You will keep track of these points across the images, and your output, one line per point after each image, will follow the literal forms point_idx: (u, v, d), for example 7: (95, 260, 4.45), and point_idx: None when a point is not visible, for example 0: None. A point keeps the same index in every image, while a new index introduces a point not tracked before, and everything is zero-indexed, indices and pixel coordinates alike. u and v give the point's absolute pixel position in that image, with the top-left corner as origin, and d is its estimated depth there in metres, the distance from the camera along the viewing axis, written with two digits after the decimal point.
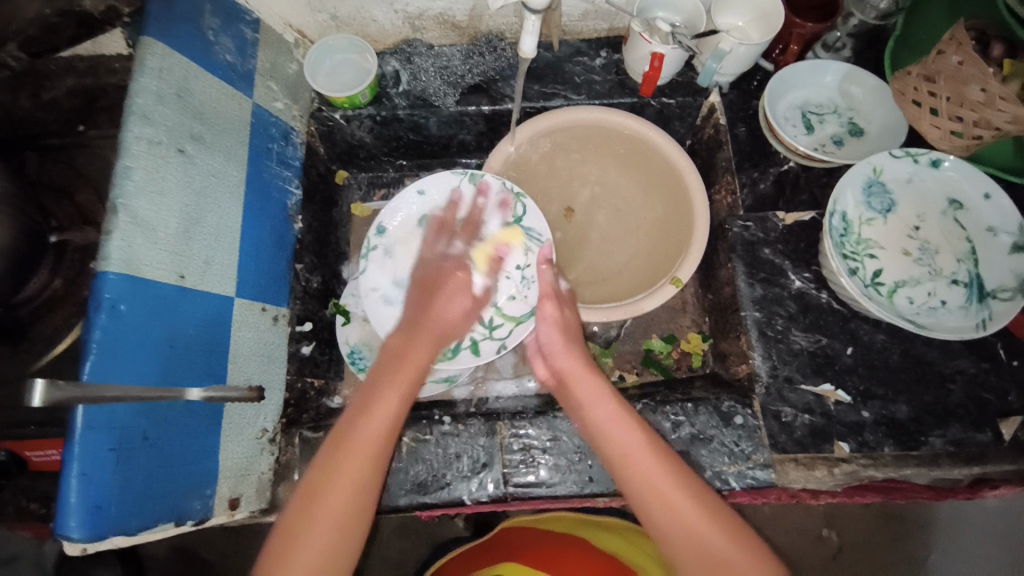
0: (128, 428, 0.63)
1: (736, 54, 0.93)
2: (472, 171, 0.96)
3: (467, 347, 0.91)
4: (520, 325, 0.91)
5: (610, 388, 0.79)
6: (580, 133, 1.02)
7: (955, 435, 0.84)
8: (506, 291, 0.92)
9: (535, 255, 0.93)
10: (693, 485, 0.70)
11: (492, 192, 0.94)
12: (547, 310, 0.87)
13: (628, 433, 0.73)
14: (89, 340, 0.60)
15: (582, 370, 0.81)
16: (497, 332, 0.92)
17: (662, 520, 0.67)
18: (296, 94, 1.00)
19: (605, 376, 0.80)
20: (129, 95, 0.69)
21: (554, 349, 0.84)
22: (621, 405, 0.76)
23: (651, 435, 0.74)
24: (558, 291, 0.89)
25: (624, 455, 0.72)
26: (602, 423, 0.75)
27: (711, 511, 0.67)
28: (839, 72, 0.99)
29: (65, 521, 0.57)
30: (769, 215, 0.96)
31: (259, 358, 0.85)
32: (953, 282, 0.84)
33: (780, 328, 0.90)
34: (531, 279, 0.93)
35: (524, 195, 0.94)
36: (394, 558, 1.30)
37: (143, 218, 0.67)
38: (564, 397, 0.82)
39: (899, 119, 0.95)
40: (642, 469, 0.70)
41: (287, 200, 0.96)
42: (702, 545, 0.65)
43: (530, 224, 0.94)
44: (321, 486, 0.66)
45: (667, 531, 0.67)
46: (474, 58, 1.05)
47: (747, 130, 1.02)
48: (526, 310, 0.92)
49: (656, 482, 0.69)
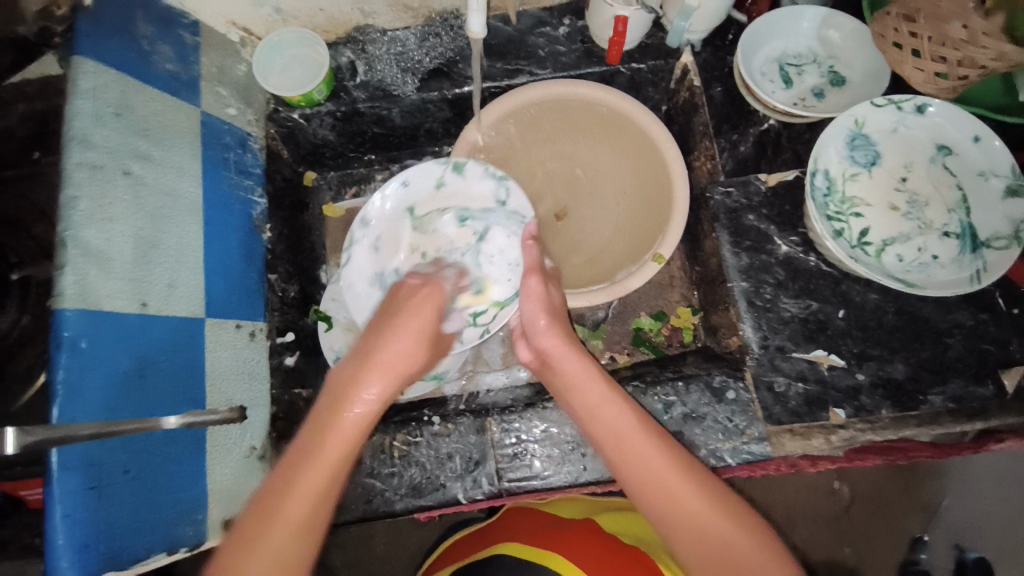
0: (106, 466, 0.62)
1: (706, 8, 0.87)
2: (455, 160, 0.89)
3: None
4: (504, 309, 0.88)
5: (599, 368, 0.78)
6: (565, 109, 0.98)
7: (955, 391, 0.82)
8: (489, 279, 0.88)
9: (518, 238, 0.89)
10: (687, 460, 0.68)
11: (474, 176, 0.89)
12: (530, 284, 0.81)
13: (616, 413, 0.72)
14: (54, 381, 0.59)
15: (564, 347, 0.79)
16: (481, 319, 0.88)
17: (654, 502, 0.65)
18: (250, 98, 0.96)
19: (590, 354, 0.79)
20: (65, 120, 0.67)
21: (535, 326, 0.80)
22: (610, 384, 0.75)
23: (642, 414, 0.73)
24: (543, 266, 0.85)
25: (616, 435, 0.71)
26: (591, 404, 0.74)
27: (704, 487, 0.66)
28: (815, 17, 0.93)
29: (55, 561, 0.58)
30: (751, 178, 0.92)
31: (239, 376, 0.84)
32: (945, 235, 0.80)
33: (769, 296, 0.87)
34: (512, 263, 0.88)
35: (507, 177, 0.89)
36: (411, 545, 1.32)
37: (94, 248, 0.65)
38: (548, 379, 0.81)
39: (881, 63, 0.90)
40: (633, 446, 0.69)
41: (251, 210, 0.93)
42: (697, 520, 0.63)
43: (513, 207, 0.89)
44: (269, 513, 0.60)
45: (658, 507, 0.65)
46: (430, 40, 0.99)
47: (723, 90, 0.96)
48: (509, 293, 0.88)
49: (644, 459, 0.67)
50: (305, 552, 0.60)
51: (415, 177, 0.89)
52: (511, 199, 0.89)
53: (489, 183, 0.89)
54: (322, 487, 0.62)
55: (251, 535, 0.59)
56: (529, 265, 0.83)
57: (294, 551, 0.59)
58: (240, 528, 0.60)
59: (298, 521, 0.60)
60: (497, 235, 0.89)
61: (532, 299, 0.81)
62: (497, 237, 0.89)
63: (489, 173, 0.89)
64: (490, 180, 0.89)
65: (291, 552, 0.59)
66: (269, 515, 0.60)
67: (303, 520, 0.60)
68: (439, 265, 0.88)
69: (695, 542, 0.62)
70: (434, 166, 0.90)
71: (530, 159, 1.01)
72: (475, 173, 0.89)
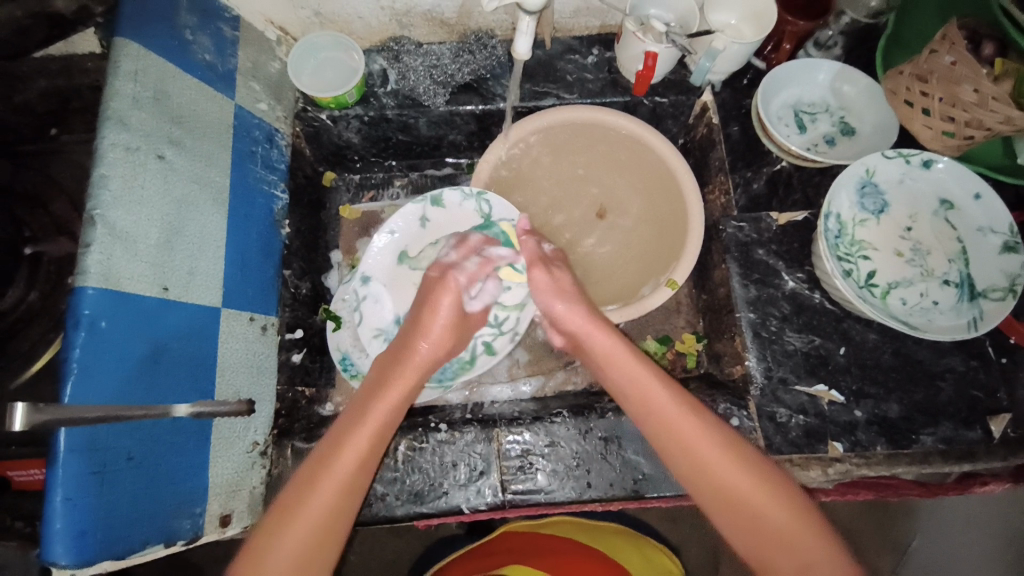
0: (111, 451, 0.60)
1: (730, 53, 0.92)
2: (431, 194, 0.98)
3: (483, 351, 0.94)
4: (523, 311, 0.94)
5: (633, 348, 0.83)
6: (568, 137, 1.02)
7: (945, 433, 0.85)
8: (501, 284, 0.94)
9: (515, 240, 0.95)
10: (726, 440, 0.74)
11: (456, 202, 0.97)
12: (537, 276, 0.86)
13: (656, 393, 0.78)
14: (68, 359, 0.58)
15: (594, 329, 0.83)
16: (506, 326, 0.94)
17: (696, 481, 0.73)
18: (280, 94, 0.97)
19: (624, 335, 0.84)
20: (104, 100, 0.66)
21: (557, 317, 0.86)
22: (643, 361, 0.81)
23: (680, 393, 0.78)
24: (544, 255, 0.88)
25: (660, 416, 0.76)
26: (625, 382, 0.80)
27: (756, 471, 0.71)
28: (831, 70, 0.99)
29: (52, 547, 0.56)
30: (763, 215, 0.96)
31: (249, 369, 0.83)
32: (944, 282, 0.85)
33: (774, 329, 0.91)
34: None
35: (485, 192, 0.96)
36: (388, 556, 1.29)
37: (121, 229, 0.64)
38: (583, 356, 0.87)
39: (889, 118, 0.95)
40: (675, 424, 0.75)
41: (273, 204, 0.93)
42: (722, 483, 0.71)
43: (500, 215, 0.95)
44: (310, 484, 0.67)
45: (698, 481, 0.72)
46: (464, 56, 1.02)
47: (740, 129, 1.01)
48: (526, 295, 0.94)
49: (687, 437, 0.74)
50: (340, 521, 0.67)
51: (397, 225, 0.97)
52: (494, 209, 0.96)
53: (471, 203, 0.97)
54: (354, 458, 0.69)
55: (297, 498, 0.66)
56: (532, 257, 0.88)
57: (332, 518, 0.66)
58: (288, 491, 0.67)
59: (364, 443, 0.70)
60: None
61: (544, 292, 0.85)
62: None
63: (466, 195, 0.97)
64: (469, 201, 0.97)
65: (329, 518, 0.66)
66: (314, 484, 0.67)
67: (340, 491, 0.67)
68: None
69: (733, 512, 0.70)
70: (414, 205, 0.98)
71: (543, 185, 1.04)
72: (454, 200, 0.98)
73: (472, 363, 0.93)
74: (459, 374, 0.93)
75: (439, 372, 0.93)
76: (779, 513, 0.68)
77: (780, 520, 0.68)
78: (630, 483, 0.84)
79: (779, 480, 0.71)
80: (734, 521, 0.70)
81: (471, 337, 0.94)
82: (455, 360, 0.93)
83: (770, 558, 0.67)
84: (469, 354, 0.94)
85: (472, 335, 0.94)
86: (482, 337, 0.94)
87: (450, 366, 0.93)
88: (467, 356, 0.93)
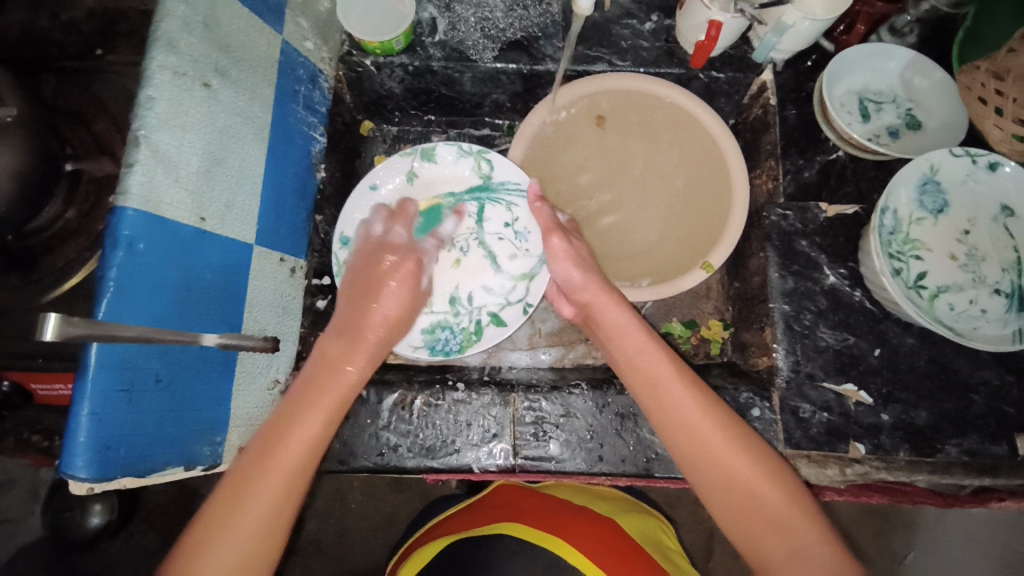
0: (140, 371, 0.61)
1: (800, 30, 0.87)
2: (421, 149, 0.97)
3: (488, 322, 0.93)
4: (533, 279, 0.94)
5: (638, 317, 0.82)
6: (603, 105, 0.99)
7: (971, 446, 0.83)
8: (507, 255, 0.96)
9: (522, 209, 0.96)
10: (726, 420, 0.73)
11: (452, 160, 0.98)
12: (556, 243, 0.86)
13: (653, 362, 0.77)
14: (105, 277, 0.57)
15: (604, 295, 0.83)
16: (514, 298, 0.94)
17: (684, 449, 0.73)
18: (327, 35, 0.95)
19: (630, 303, 0.83)
20: (154, 18, 0.63)
21: (571, 284, 0.85)
22: (650, 333, 0.80)
23: (680, 365, 0.78)
24: (560, 225, 0.89)
25: (653, 383, 0.76)
26: (629, 354, 0.79)
27: (757, 458, 0.71)
28: (904, 59, 0.93)
29: (71, 459, 0.56)
30: (810, 205, 0.92)
31: (275, 309, 0.84)
32: (995, 292, 0.81)
33: (808, 323, 0.88)
34: (525, 232, 0.96)
35: (487, 151, 0.96)
36: (387, 509, 1.32)
37: (164, 153, 0.63)
38: (593, 330, 0.86)
39: (960, 116, 0.90)
40: (669, 394, 0.75)
41: (311, 147, 0.93)
42: (713, 454, 0.71)
43: (502, 178, 0.96)
44: (252, 474, 0.64)
45: (691, 455, 0.72)
46: (518, 11, 0.98)
47: (797, 113, 0.96)
48: (534, 263, 0.95)
49: (684, 409, 0.73)
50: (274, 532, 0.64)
51: (383, 180, 0.95)
52: (494, 170, 0.96)
53: (468, 161, 0.97)
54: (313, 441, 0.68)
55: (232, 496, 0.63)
56: (547, 225, 0.88)
57: (264, 526, 0.63)
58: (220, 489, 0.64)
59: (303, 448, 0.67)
60: (496, 209, 0.97)
61: (561, 258, 0.85)
62: (496, 213, 0.97)
63: (463, 152, 0.97)
64: (466, 159, 0.97)
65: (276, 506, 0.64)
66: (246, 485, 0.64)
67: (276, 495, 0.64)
68: (454, 255, 0.95)
69: (722, 485, 0.70)
70: (401, 160, 0.96)
71: (575, 154, 1.01)
72: (448, 156, 0.97)
73: (480, 335, 0.93)
74: (465, 349, 0.92)
75: (442, 343, 0.91)
76: (778, 498, 0.68)
77: (774, 501, 0.68)
78: (642, 461, 0.83)
79: (775, 462, 0.72)
80: (736, 507, 0.69)
81: (475, 306, 0.94)
82: (459, 331, 0.93)
83: (753, 538, 0.68)
84: (475, 324, 0.93)
85: (475, 304, 0.94)
86: (487, 308, 0.94)
87: (454, 338, 0.92)
88: (473, 327, 0.93)
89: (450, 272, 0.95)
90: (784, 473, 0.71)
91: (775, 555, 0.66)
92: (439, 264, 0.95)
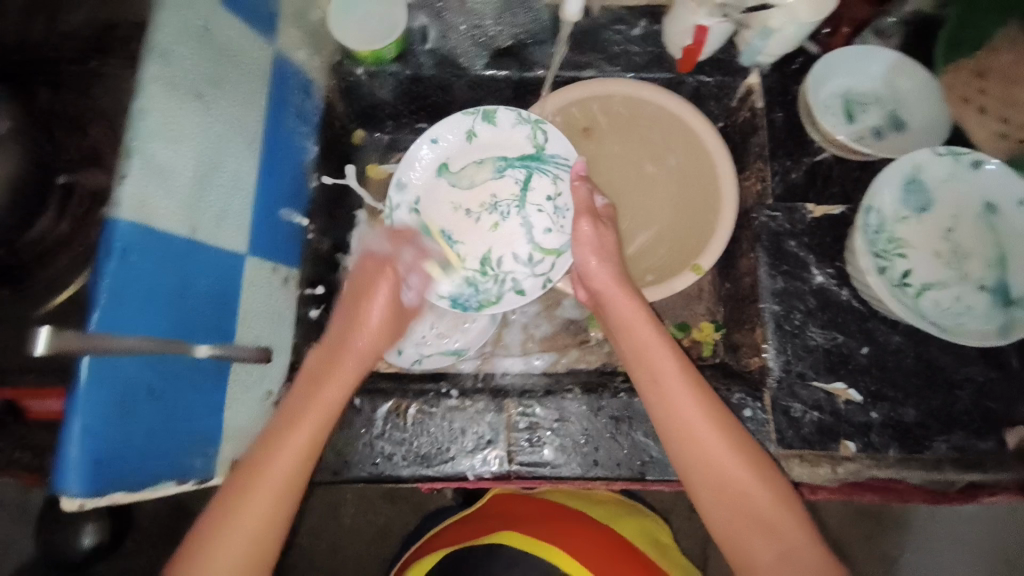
0: (131, 383, 0.61)
1: (785, 33, 0.88)
2: (484, 110, 0.95)
3: (511, 289, 0.94)
4: (560, 256, 0.93)
5: (648, 311, 0.82)
6: (614, 105, 0.99)
7: (958, 442, 0.84)
8: (541, 227, 0.94)
9: (564, 184, 0.95)
10: (721, 417, 0.74)
11: (511, 125, 0.95)
12: (584, 226, 0.86)
13: (661, 357, 0.77)
14: (98, 289, 0.57)
15: (615, 288, 0.84)
16: (539, 268, 0.94)
17: (682, 449, 0.73)
18: (318, 45, 0.96)
19: (641, 296, 0.84)
20: (149, 29, 0.64)
21: (588, 269, 0.86)
22: (659, 329, 0.81)
23: (686, 362, 0.78)
24: (595, 209, 0.89)
25: (657, 377, 0.76)
26: (638, 346, 0.80)
27: (750, 459, 0.72)
28: (887, 61, 0.95)
29: (63, 473, 0.56)
30: (798, 206, 0.93)
31: (267, 319, 0.84)
32: (979, 288, 0.82)
33: (798, 323, 0.89)
34: (565, 208, 0.94)
35: (544, 121, 0.94)
36: (381, 519, 1.32)
37: (157, 164, 0.63)
38: (604, 317, 0.86)
39: (943, 115, 0.92)
40: (672, 389, 0.75)
41: (302, 156, 0.94)
42: (709, 457, 0.71)
43: (553, 151, 0.94)
44: (258, 468, 0.67)
45: (683, 452, 0.73)
46: (507, 17, 0.98)
47: (784, 116, 0.98)
48: (562, 242, 0.94)
49: (683, 407, 0.74)
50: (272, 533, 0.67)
51: (444, 134, 0.95)
52: (549, 140, 0.94)
53: (525, 129, 0.95)
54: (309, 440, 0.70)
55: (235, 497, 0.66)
56: (583, 205, 0.88)
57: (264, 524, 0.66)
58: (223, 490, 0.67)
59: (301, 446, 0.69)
60: (543, 180, 0.95)
61: (584, 244, 0.86)
62: (541, 184, 0.95)
63: (521, 119, 0.95)
64: (525, 126, 0.95)
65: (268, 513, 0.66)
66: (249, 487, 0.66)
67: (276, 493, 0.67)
68: (492, 219, 0.95)
69: (716, 488, 0.71)
70: (464, 118, 0.95)
71: (586, 146, 1.02)
72: (508, 120, 0.95)
73: (500, 298, 0.94)
74: (484, 308, 0.94)
75: (464, 299, 0.93)
76: (766, 500, 0.69)
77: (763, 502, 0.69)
78: (636, 464, 0.84)
79: (767, 463, 0.72)
80: (729, 511, 0.70)
81: (503, 270, 0.94)
82: (480, 290, 0.94)
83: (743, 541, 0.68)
84: (498, 288, 0.94)
85: (503, 268, 0.94)
86: (514, 274, 0.94)
87: (474, 296, 0.94)
88: (496, 290, 0.94)
89: (484, 233, 0.94)
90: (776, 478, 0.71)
91: (762, 550, 0.67)
92: (477, 226, 0.95)
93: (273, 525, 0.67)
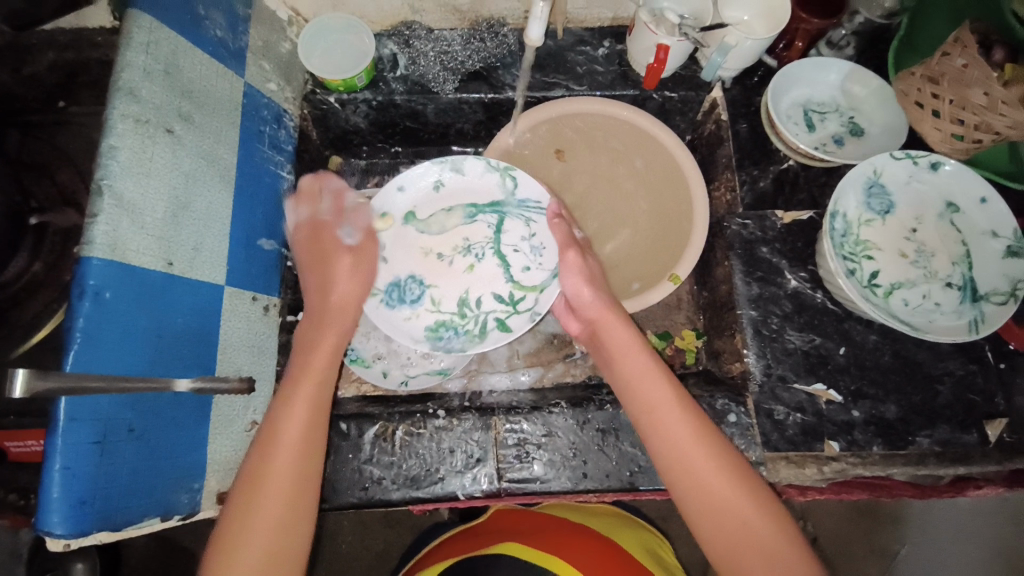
0: (113, 421, 0.60)
1: (742, 49, 0.91)
2: (454, 160, 0.96)
3: (494, 326, 0.92)
4: (543, 291, 0.93)
5: (641, 339, 0.83)
6: (584, 123, 1.02)
7: (942, 436, 0.86)
8: (520, 264, 0.94)
9: (539, 225, 0.95)
10: (714, 440, 0.74)
11: (477, 172, 0.96)
12: (571, 258, 0.86)
13: (654, 385, 0.78)
14: (73, 328, 0.57)
15: (610, 317, 0.84)
16: (521, 305, 0.93)
17: (676, 470, 0.73)
18: (290, 75, 0.97)
19: (634, 324, 0.85)
20: (115, 69, 0.65)
21: (581, 301, 0.86)
22: (652, 356, 0.81)
23: (679, 389, 0.79)
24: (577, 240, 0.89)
25: (651, 405, 0.77)
26: (631, 375, 0.80)
27: (738, 477, 0.72)
28: (842, 71, 0.99)
29: (47, 516, 0.55)
30: (768, 213, 0.96)
31: (249, 349, 0.84)
32: (947, 285, 0.85)
33: (775, 327, 0.91)
34: (540, 246, 0.95)
35: (514, 168, 0.96)
36: (377, 546, 1.29)
37: (129, 201, 0.63)
38: (597, 347, 0.87)
39: (899, 120, 0.95)
40: (668, 415, 0.76)
41: (278, 184, 0.94)
42: (700, 479, 0.72)
43: (525, 195, 0.95)
44: (246, 501, 0.66)
45: (676, 473, 0.73)
46: (474, 44, 1.02)
47: (748, 126, 1.01)
48: (546, 276, 0.93)
49: (677, 432, 0.74)
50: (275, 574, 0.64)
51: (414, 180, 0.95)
52: (517, 189, 0.95)
53: (495, 176, 0.96)
54: (292, 461, 0.68)
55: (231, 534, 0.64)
56: (564, 241, 0.88)
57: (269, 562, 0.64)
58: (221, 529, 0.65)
59: (287, 479, 0.67)
60: (516, 224, 0.95)
61: (571, 270, 0.86)
62: (514, 226, 0.95)
63: (491, 168, 0.96)
64: (493, 174, 0.96)
65: (273, 539, 0.65)
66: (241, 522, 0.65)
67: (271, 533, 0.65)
68: (466, 261, 0.94)
69: (707, 508, 0.71)
70: (431, 167, 0.96)
71: (556, 166, 1.04)
72: (476, 169, 0.96)
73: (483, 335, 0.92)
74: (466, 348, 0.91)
75: (443, 341, 0.91)
76: (758, 519, 0.70)
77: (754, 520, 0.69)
78: (626, 475, 0.84)
79: (751, 476, 0.73)
80: (720, 531, 0.70)
81: (482, 311, 0.92)
82: (463, 332, 0.92)
83: (738, 560, 0.68)
84: (478, 326, 0.92)
85: (483, 308, 0.93)
86: (494, 312, 0.93)
87: (456, 337, 0.92)
88: (477, 329, 0.92)
89: (459, 277, 0.94)
90: (767, 497, 0.72)
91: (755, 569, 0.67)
92: (450, 269, 0.94)
93: (290, 539, 0.67)
